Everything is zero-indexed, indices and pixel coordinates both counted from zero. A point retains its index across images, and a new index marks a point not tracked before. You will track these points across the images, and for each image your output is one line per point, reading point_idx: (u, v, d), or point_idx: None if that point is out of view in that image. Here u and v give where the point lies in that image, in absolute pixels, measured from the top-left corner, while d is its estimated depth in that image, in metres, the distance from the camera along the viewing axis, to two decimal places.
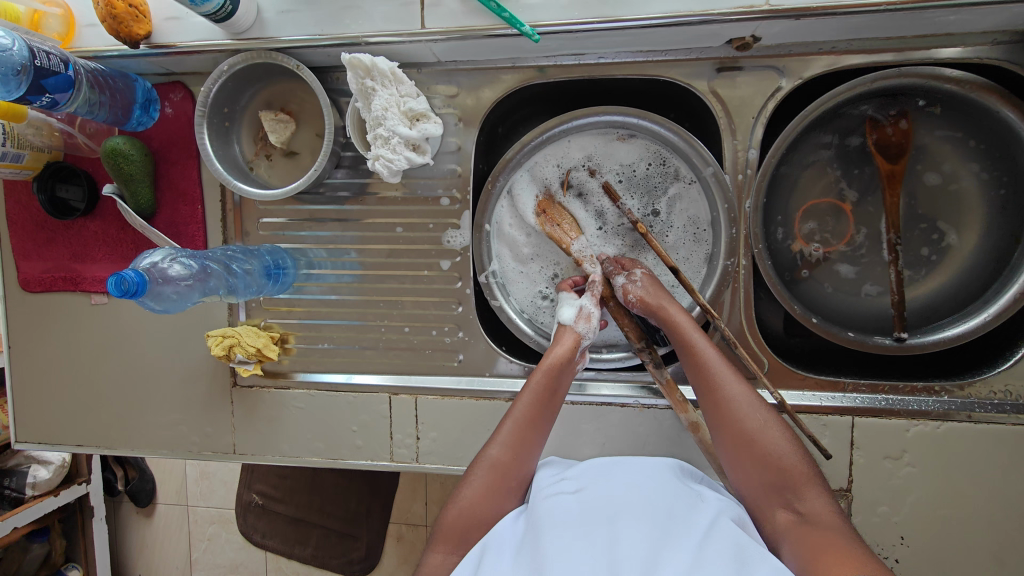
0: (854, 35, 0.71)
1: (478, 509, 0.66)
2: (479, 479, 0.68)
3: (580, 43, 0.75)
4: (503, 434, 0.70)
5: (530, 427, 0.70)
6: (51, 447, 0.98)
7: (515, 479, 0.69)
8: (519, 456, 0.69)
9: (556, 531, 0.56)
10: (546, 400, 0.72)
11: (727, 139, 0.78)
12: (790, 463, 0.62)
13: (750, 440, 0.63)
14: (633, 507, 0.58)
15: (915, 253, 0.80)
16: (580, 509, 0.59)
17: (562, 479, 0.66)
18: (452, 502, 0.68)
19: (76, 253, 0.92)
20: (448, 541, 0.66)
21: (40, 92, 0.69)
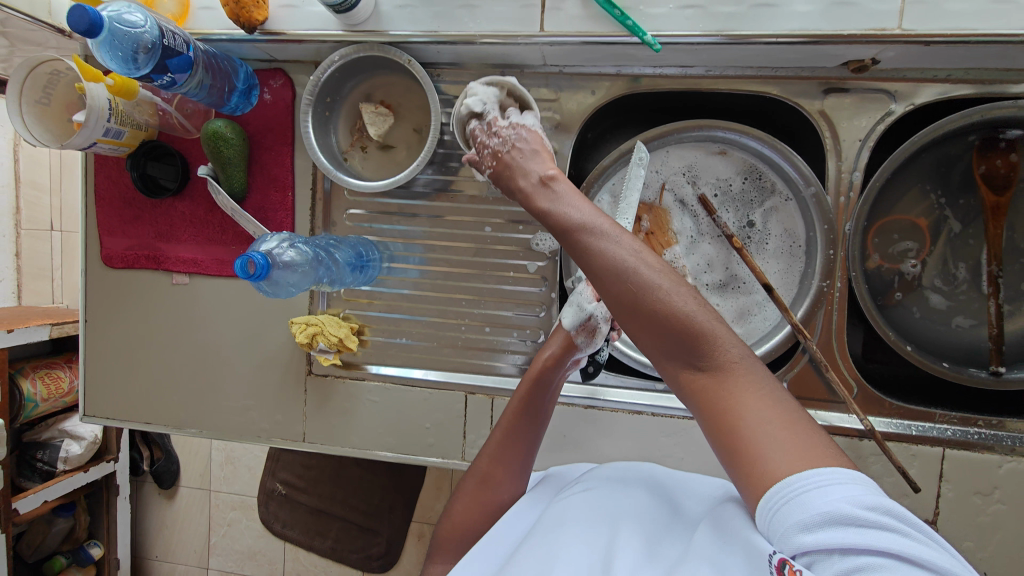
0: (975, 65, 0.70)
1: (467, 519, 0.69)
2: (466, 494, 0.70)
3: (693, 55, 0.75)
4: (487, 446, 0.72)
5: (512, 439, 0.71)
6: (117, 423, 0.98)
7: (499, 497, 0.69)
8: (500, 474, 0.70)
9: (553, 531, 0.56)
10: (528, 414, 0.72)
11: (831, 160, 0.78)
12: (775, 405, 0.46)
13: (674, 342, 0.48)
14: (634, 507, 0.58)
15: (1016, 287, 0.78)
16: (585, 505, 0.59)
17: (573, 482, 0.66)
18: (445, 515, 0.71)
19: (161, 233, 0.93)
20: (446, 552, 0.68)
21: (162, 72, 0.70)
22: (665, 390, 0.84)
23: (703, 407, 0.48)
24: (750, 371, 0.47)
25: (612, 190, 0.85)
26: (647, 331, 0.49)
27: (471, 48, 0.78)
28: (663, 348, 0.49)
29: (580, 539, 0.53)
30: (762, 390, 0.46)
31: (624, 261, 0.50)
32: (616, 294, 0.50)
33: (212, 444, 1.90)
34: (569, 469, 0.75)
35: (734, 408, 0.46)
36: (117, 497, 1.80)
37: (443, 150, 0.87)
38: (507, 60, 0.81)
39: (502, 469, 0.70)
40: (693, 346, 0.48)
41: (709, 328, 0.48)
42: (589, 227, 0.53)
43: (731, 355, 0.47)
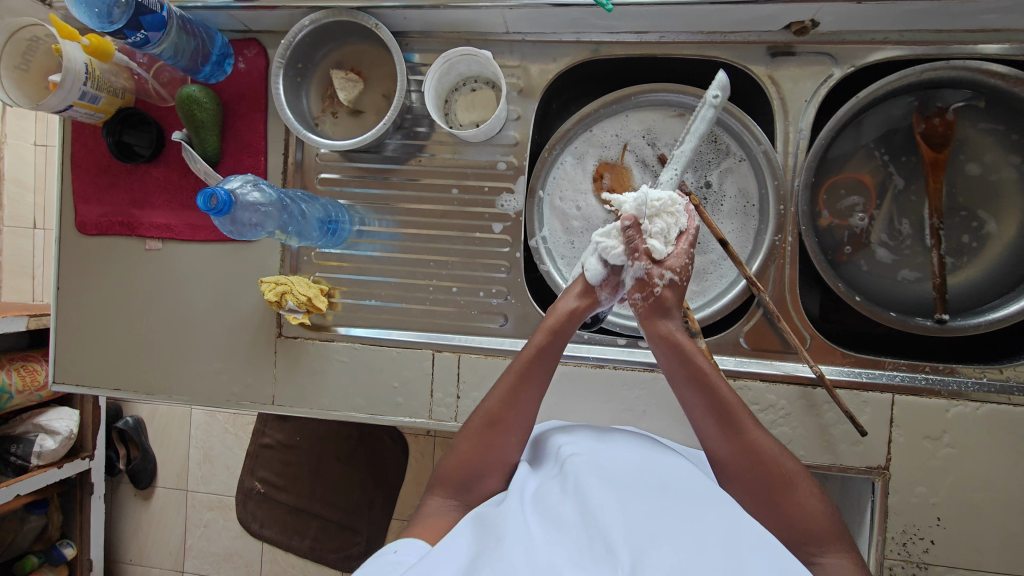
0: (905, 26, 0.75)
1: (469, 459, 0.68)
2: (473, 432, 0.69)
3: (646, 20, 0.79)
4: (495, 388, 0.70)
5: (523, 386, 0.69)
6: (87, 391, 0.98)
7: (501, 440, 0.68)
8: (510, 418, 0.68)
9: (551, 501, 0.59)
10: (539, 362, 0.70)
11: (780, 120, 0.82)
12: (828, 516, 0.62)
13: (773, 478, 0.62)
14: (630, 475, 0.62)
15: (956, 240, 0.82)
16: (574, 471, 0.62)
17: (559, 445, 0.70)
18: (449, 451, 0.70)
19: (136, 199, 0.95)
20: (447, 486, 0.68)
21: (135, 28, 0.74)
22: (626, 345, 0.87)
23: (788, 510, 0.61)
24: (819, 504, 0.62)
25: (577, 152, 0.89)
26: (744, 476, 0.62)
27: (436, 14, 0.82)
28: (751, 481, 0.62)
29: (578, 512, 0.57)
30: (818, 502, 0.62)
31: (710, 375, 0.64)
32: (711, 420, 0.63)
33: (190, 441, 1.80)
34: (558, 428, 0.77)
35: (812, 523, 0.61)
36: (91, 497, 1.68)
37: (411, 116, 0.90)
38: (473, 28, 0.85)
39: (508, 414, 0.68)
40: (790, 505, 0.61)
41: (759, 441, 0.63)
42: (692, 358, 0.63)
43: (807, 493, 0.62)
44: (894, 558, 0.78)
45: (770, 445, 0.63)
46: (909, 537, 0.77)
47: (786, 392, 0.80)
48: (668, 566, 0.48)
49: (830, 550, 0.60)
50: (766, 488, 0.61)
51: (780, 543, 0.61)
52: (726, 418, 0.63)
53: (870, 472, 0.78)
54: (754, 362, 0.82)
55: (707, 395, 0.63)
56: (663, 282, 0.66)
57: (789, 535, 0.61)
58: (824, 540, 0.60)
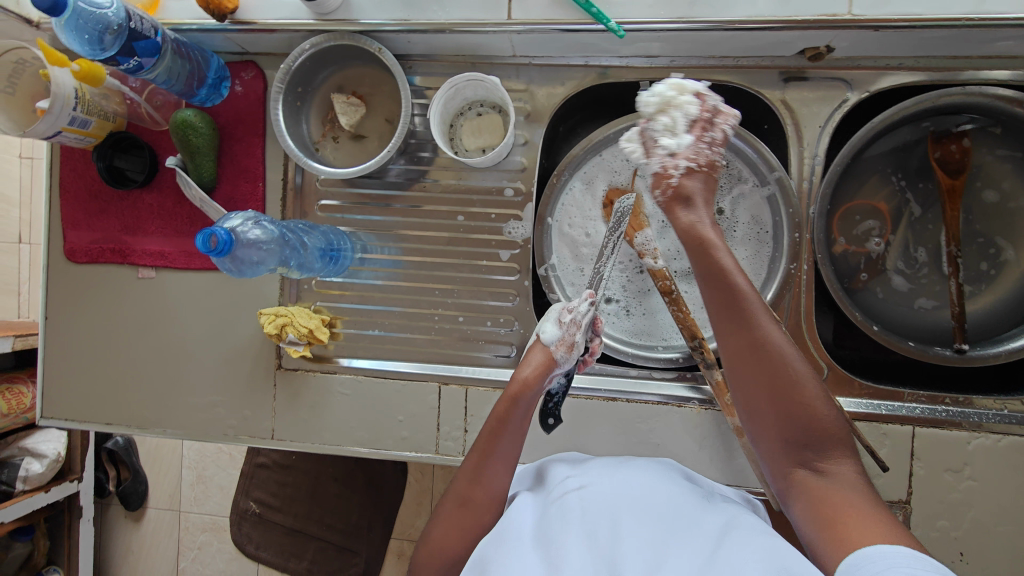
0: (921, 52, 0.74)
1: (449, 544, 0.64)
2: (448, 517, 0.66)
3: (657, 45, 0.77)
4: (463, 470, 0.68)
5: (497, 450, 0.67)
6: (76, 425, 0.94)
7: (480, 517, 0.65)
8: (482, 493, 0.66)
9: (556, 537, 0.56)
10: (510, 432, 0.68)
11: (793, 146, 0.80)
12: (837, 420, 0.56)
13: (786, 384, 0.55)
14: (635, 505, 0.59)
15: (974, 268, 0.81)
16: (582, 507, 0.60)
17: (565, 477, 0.67)
18: (426, 538, 0.67)
19: (127, 225, 0.91)
20: (424, 573, 0.64)
21: (128, 55, 0.71)
22: (639, 377, 0.85)
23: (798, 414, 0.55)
24: (833, 408, 0.56)
25: (587, 177, 0.87)
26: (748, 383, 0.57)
27: (442, 38, 0.79)
28: (758, 387, 0.57)
29: (586, 550, 0.54)
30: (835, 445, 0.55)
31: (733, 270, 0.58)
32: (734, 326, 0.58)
33: (183, 462, 1.74)
34: (562, 459, 0.75)
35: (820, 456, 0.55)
36: (80, 520, 1.61)
37: (415, 140, 0.88)
38: (478, 51, 0.83)
39: (488, 482, 0.66)
40: (797, 397, 0.55)
41: (778, 340, 0.56)
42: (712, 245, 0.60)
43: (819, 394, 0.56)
44: None
45: (783, 341, 0.57)
46: None
47: None
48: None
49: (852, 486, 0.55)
50: (767, 388, 0.56)
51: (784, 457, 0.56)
52: (737, 308, 0.57)
53: (890, 507, 0.76)
54: None
55: (730, 307, 0.58)
56: (679, 172, 0.64)
57: (787, 437, 0.56)
58: (828, 446, 0.55)
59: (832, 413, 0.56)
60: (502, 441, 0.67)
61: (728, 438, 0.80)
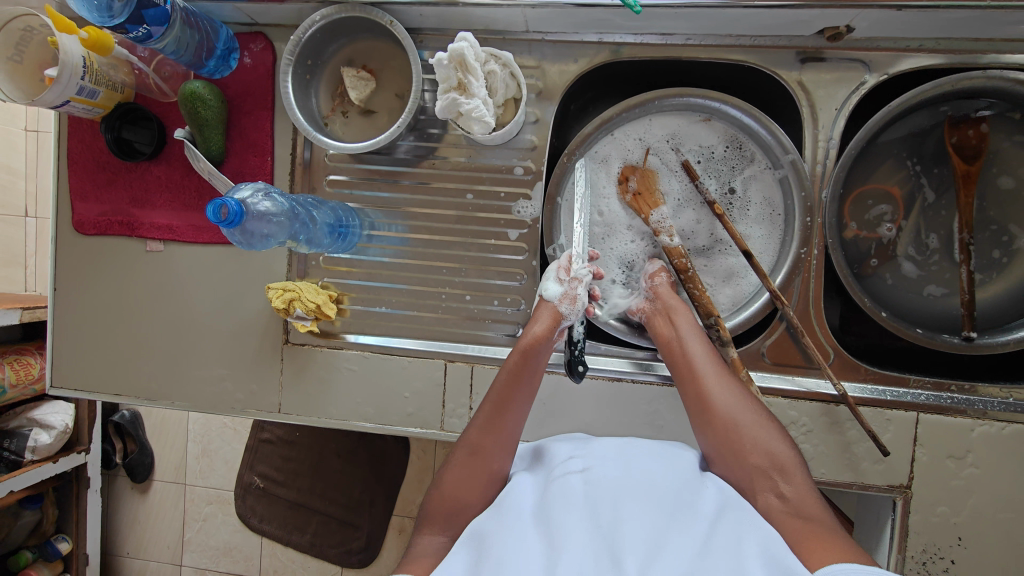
0: (942, 34, 0.73)
1: (461, 492, 0.64)
2: (460, 464, 0.66)
3: (673, 22, 0.76)
4: (478, 422, 0.69)
5: (509, 394, 0.68)
6: (86, 395, 0.95)
7: (494, 463, 0.66)
8: (493, 442, 0.67)
9: (557, 517, 0.56)
10: (523, 378, 0.69)
11: (809, 129, 0.79)
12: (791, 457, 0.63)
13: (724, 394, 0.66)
14: (637, 489, 0.59)
15: (986, 256, 0.80)
16: (585, 487, 0.60)
17: (568, 457, 0.67)
18: (436, 488, 0.67)
19: (136, 198, 0.91)
20: (435, 523, 0.64)
21: (137, 23, 0.70)
22: (646, 358, 0.85)
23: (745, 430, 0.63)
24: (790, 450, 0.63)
25: (598, 156, 0.86)
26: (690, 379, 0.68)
27: (454, 11, 0.78)
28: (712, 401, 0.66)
29: (588, 535, 0.54)
30: (772, 433, 0.64)
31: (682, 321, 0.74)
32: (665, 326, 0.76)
33: (189, 435, 1.75)
34: (565, 439, 0.75)
35: (750, 448, 0.62)
36: (88, 491, 1.63)
37: (425, 116, 0.87)
38: (490, 26, 0.82)
39: (504, 426, 0.67)
40: (746, 438, 0.63)
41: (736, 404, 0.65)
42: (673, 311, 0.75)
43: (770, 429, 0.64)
44: None
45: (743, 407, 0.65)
46: (929, 556, 0.76)
47: (808, 408, 0.78)
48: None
49: (786, 484, 0.60)
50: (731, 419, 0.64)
51: (722, 447, 0.64)
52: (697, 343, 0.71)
53: (891, 491, 0.77)
54: (775, 377, 0.81)
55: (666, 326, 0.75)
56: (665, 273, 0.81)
57: (755, 468, 0.61)
58: (788, 476, 0.60)
59: (789, 454, 0.63)
60: (517, 390, 0.69)
61: None
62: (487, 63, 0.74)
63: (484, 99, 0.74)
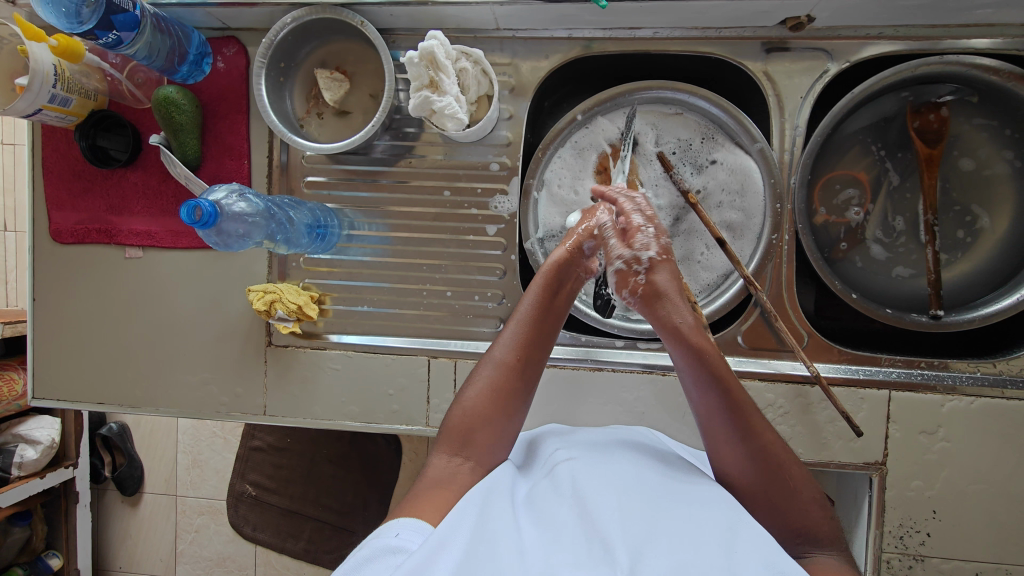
0: (900, 21, 0.75)
1: (485, 409, 0.66)
2: (485, 380, 0.67)
3: (640, 16, 0.77)
4: (512, 339, 0.69)
5: (548, 315, 0.70)
6: (69, 405, 0.95)
7: (520, 383, 0.68)
8: (520, 365, 0.68)
9: (547, 508, 0.58)
10: (551, 303, 0.70)
11: (776, 117, 0.81)
12: (826, 516, 0.60)
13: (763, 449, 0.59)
14: (624, 472, 0.62)
15: (951, 236, 0.83)
16: (573, 475, 0.61)
17: (554, 449, 0.69)
18: (458, 403, 0.68)
19: (113, 205, 0.91)
20: (451, 443, 0.65)
21: (107, 28, 0.70)
22: (624, 347, 0.86)
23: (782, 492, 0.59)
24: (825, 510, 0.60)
25: (574, 149, 0.87)
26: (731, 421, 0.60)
27: (425, 10, 0.79)
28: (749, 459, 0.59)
29: (576, 517, 0.56)
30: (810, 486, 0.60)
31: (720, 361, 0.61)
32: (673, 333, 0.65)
33: (178, 446, 1.74)
34: (551, 432, 0.77)
35: (807, 508, 0.59)
36: (77, 505, 1.62)
37: (400, 115, 0.88)
38: (462, 24, 0.83)
39: (540, 345, 0.69)
40: (782, 500, 0.59)
41: (775, 461, 0.59)
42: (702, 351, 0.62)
43: (807, 489, 0.60)
44: (891, 551, 0.78)
45: (782, 462, 0.59)
46: (905, 530, 0.78)
47: (784, 390, 0.80)
48: (663, 564, 0.49)
49: (824, 548, 0.58)
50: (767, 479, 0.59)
51: (767, 505, 0.59)
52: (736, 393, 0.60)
53: (867, 468, 0.79)
54: (751, 361, 0.83)
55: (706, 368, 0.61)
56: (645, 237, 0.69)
57: (788, 531, 0.59)
58: (821, 540, 0.58)
59: (824, 517, 0.59)
60: (543, 323, 0.69)
61: None
62: (458, 61, 0.75)
63: (456, 97, 0.75)
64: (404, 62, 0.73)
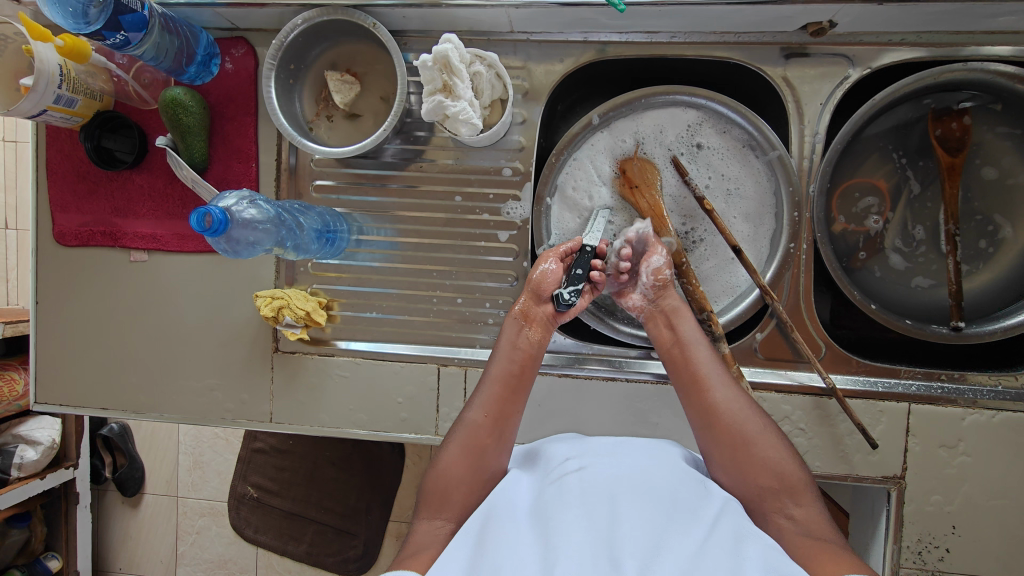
0: (924, 28, 0.73)
1: (460, 473, 0.65)
2: (456, 446, 0.67)
3: (657, 20, 0.76)
4: (480, 400, 0.69)
5: (514, 366, 0.71)
6: (71, 410, 0.93)
7: (491, 441, 0.67)
8: (494, 422, 0.68)
9: (553, 518, 0.55)
10: (517, 356, 0.72)
11: (795, 123, 0.79)
12: (798, 469, 0.62)
13: (715, 405, 0.65)
14: (634, 487, 0.59)
15: (972, 246, 0.81)
16: (582, 487, 0.59)
17: (564, 458, 0.66)
18: (432, 466, 0.67)
19: (118, 208, 0.89)
20: (430, 506, 0.65)
21: (115, 29, 0.69)
22: (639, 356, 0.84)
23: (726, 433, 0.63)
24: (796, 464, 0.62)
25: (589, 152, 0.85)
26: (691, 384, 0.67)
27: (438, 11, 0.77)
28: (707, 417, 0.65)
29: (585, 530, 0.53)
30: (783, 449, 0.63)
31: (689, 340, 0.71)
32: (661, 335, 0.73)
33: (179, 447, 1.73)
34: (558, 439, 0.75)
35: (788, 484, 0.60)
36: (77, 507, 1.60)
37: (411, 119, 0.86)
38: (475, 26, 0.81)
39: (507, 400, 0.69)
40: (746, 445, 0.62)
41: (728, 408, 0.65)
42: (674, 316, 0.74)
43: (771, 439, 0.63)
44: (909, 567, 0.77)
45: (743, 409, 0.65)
46: (924, 545, 0.77)
47: (801, 402, 0.79)
48: None
49: (810, 527, 0.58)
50: (724, 431, 0.64)
51: (728, 454, 0.63)
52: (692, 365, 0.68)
53: (885, 482, 0.77)
54: (768, 372, 0.81)
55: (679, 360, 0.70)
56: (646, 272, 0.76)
57: (763, 488, 0.61)
58: (791, 490, 0.60)
59: (790, 466, 0.62)
60: (512, 377, 0.71)
61: None
62: (472, 64, 0.74)
63: (470, 101, 0.73)
64: (417, 65, 0.71)
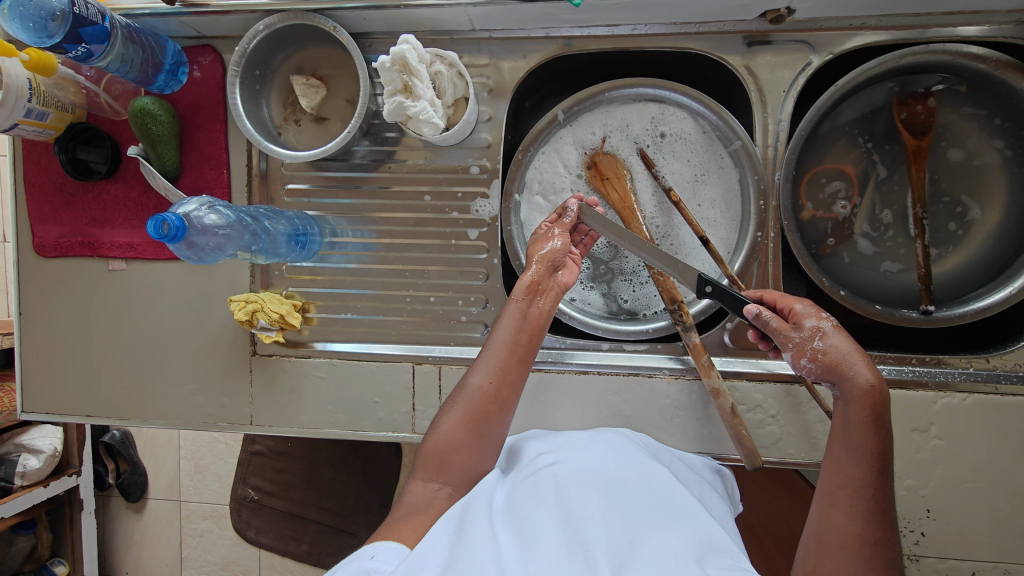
0: (882, 11, 0.73)
1: (458, 438, 0.65)
2: (457, 410, 0.67)
3: (616, 13, 0.76)
4: (485, 365, 0.68)
5: (522, 336, 0.69)
6: (57, 418, 0.95)
7: (495, 411, 0.67)
8: (501, 389, 0.67)
9: (525, 513, 0.56)
10: (529, 325, 0.70)
11: (758, 112, 0.79)
12: None
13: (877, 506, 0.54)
14: (605, 480, 0.60)
15: (942, 229, 0.81)
16: (555, 482, 0.60)
17: (538, 453, 0.67)
18: (433, 431, 0.67)
19: (94, 218, 0.90)
20: (428, 469, 0.65)
21: (76, 42, 0.70)
22: (610, 349, 0.85)
23: (872, 536, 0.53)
24: None
25: (557, 147, 0.85)
26: (865, 470, 0.55)
27: (398, 12, 0.78)
28: (860, 506, 0.54)
29: (558, 521, 0.54)
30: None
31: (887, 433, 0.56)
32: (859, 410, 0.55)
33: (180, 452, 1.75)
34: (529, 436, 0.76)
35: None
36: (82, 513, 1.62)
37: (378, 120, 0.87)
38: (437, 26, 0.82)
39: (515, 370, 0.68)
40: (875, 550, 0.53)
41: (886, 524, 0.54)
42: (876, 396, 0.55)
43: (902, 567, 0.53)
44: None
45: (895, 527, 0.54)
46: (899, 530, 0.77)
47: (771, 391, 0.79)
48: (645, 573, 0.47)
49: None
50: (862, 515, 0.54)
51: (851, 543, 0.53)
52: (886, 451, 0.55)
53: None
54: (739, 361, 0.82)
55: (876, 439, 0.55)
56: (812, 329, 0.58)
57: None
58: None
59: None
60: (522, 344, 0.69)
61: (700, 411, 0.81)
62: (432, 64, 0.74)
63: (431, 101, 0.74)
64: (376, 67, 0.72)
